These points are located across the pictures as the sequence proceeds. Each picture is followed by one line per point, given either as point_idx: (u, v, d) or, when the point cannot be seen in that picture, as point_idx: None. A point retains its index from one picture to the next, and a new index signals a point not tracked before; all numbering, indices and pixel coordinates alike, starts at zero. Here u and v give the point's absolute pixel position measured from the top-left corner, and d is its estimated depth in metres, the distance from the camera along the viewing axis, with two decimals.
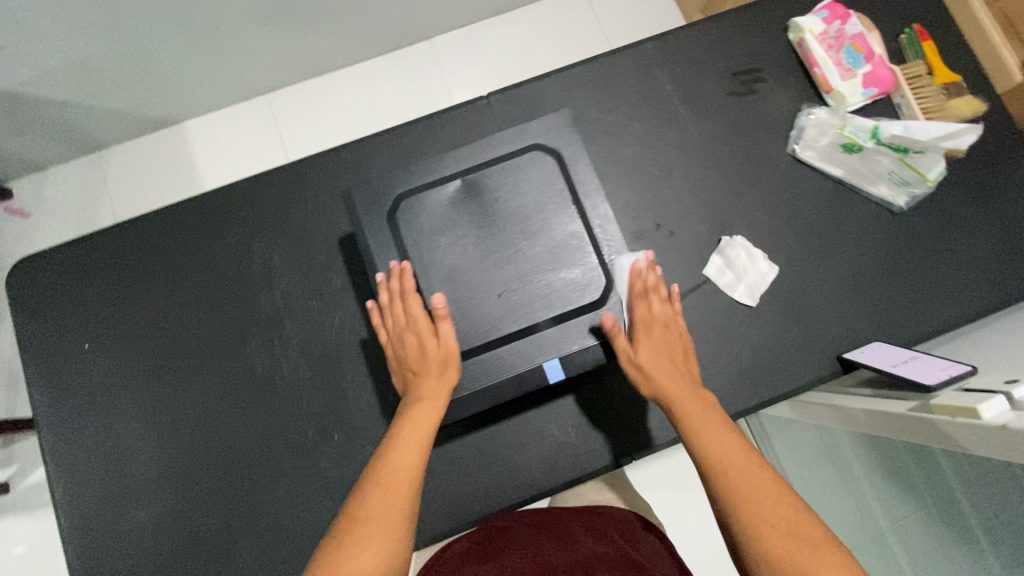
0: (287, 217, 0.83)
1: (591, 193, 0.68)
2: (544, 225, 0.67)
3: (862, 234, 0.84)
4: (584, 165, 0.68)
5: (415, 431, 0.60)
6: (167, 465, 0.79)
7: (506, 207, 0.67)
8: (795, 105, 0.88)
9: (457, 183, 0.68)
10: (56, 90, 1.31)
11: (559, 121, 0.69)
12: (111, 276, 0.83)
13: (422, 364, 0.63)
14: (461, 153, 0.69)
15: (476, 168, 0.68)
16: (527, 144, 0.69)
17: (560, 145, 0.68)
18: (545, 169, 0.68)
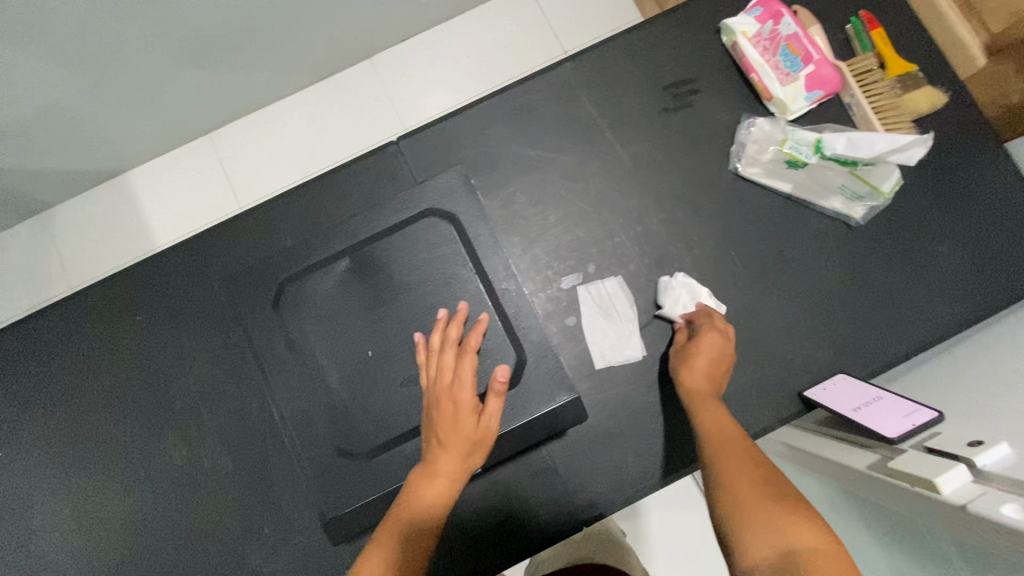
0: (195, 297, 0.78)
1: (487, 253, 0.73)
2: (434, 297, 0.72)
3: (819, 254, 0.77)
4: (479, 226, 0.74)
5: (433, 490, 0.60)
6: (91, 574, 0.74)
7: (394, 283, 0.72)
8: (734, 116, 0.80)
9: (343, 266, 0.73)
10: None
11: (437, 196, 0.74)
12: (18, 376, 0.79)
13: (461, 410, 0.64)
14: (343, 236, 0.74)
15: (359, 249, 0.73)
16: (415, 212, 0.74)
17: (453, 209, 0.74)
18: (427, 240, 0.73)
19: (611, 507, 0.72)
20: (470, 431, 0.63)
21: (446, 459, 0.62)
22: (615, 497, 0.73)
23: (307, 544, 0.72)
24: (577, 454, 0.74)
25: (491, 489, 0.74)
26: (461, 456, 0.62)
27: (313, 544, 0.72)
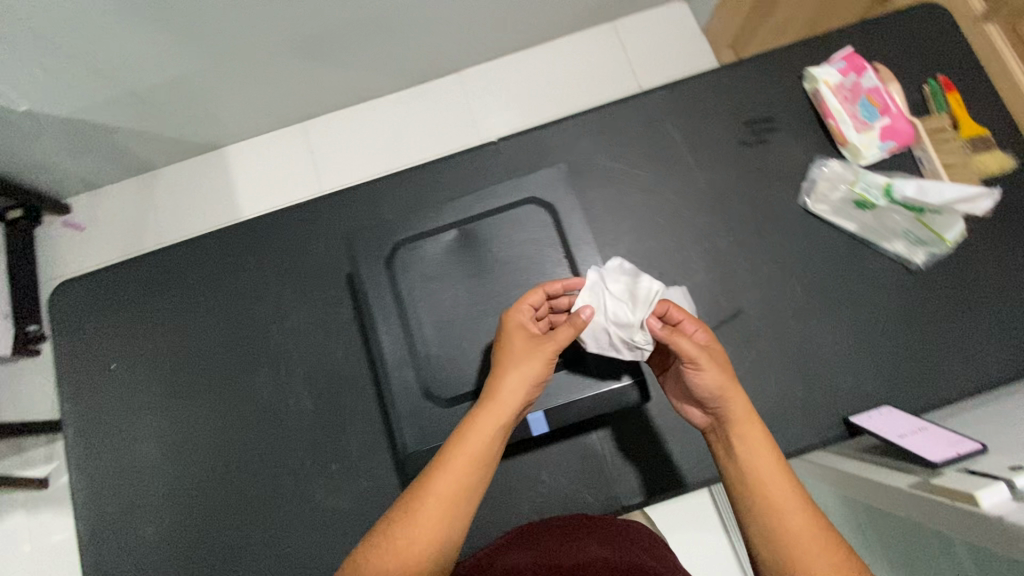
0: (301, 251, 0.87)
1: (583, 247, 0.68)
2: (537, 279, 0.69)
3: (875, 292, 0.82)
4: (576, 220, 0.69)
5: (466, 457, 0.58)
6: (175, 485, 0.83)
7: (500, 259, 0.70)
8: (808, 156, 0.86)
9: (453, 233, 0.71)
10: (112, 116, 1.42)
11: (556, 176, 0.71)
12: (138, 299, 0.89)
13: (513, 372, 0.60)
14: (458, 203, 0.71)
15: (472, 219, 0.71)
16: (520, 196, 0.71)
17: (555, 197, 0.70)
18: (539, 223, 0.70)
19: (649, 497, 0.78)
20: (523, 386, 0.60)
21: (441, 481, 0.57)
22: (654, 489, 0.78)
23: (370, 487, 0.79)
24: (625, 444, 0.79)
25: (541, 464, 0.80)
26: (459, 479, 0.57)
27: (375, 487, 0.79)
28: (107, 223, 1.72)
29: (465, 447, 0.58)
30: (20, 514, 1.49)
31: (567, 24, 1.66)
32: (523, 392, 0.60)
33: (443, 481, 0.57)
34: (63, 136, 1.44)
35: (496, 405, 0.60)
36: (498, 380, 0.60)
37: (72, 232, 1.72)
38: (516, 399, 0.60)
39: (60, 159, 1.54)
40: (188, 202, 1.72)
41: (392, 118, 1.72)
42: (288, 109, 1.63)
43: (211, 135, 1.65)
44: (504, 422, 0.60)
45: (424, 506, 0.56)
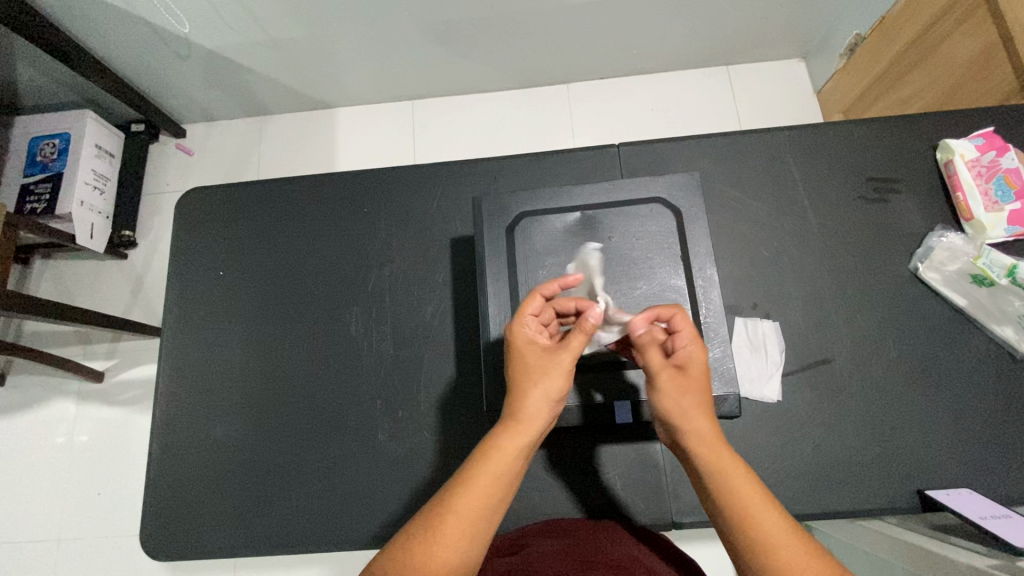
0: (415, 207, 0.92)
1: (702, 254, 0.71)
2: (648, 272, 0.71)
3: (973, 371, 0.79)
4: (700, 230, 0.72)
5: (494, 467, 0.55)
6: (251, 395, 0.87)
7: (616, 247, 0.72)
8: (927, 224, 0.86)
9: (576, 215, 0.74)
10: (249, 58, 1.54)
11: (685, 183, 0.74)
12: (256, 217, 0.95)
13: (535, 386, 0.58)
14: (587, 189, 0.75)
15: (597, 206, 0.74)
16: (650, 196, 0.74)
17: (682, 204, 0.73)
18: (662, 222, 0.73)
19: (702, 519, 0.76)
20: (546, 400, 0.58)
21: (463, 501, 0.54)
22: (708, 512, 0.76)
23: (431, 440, 0.82)
24: None
25: (600, 459, 0.80)
26: (483, 498, 0.54)
27: (436, 440, 0.82)
28: (214, 154, 1.84)
29: (485, 469, 0.55)
30: (72, 401, 1.57)
31: (684, 59, 1.70)
32: (548, 409, 0.58)
33: (464, 502, 0.54)
34: (202, 66, 1.56)
35: (517, 424, 0.57)
36: (518, 398, 0.58)
37: (180, 155, 1.84)
38: (542, 414, 0.58)
39: (192, 87, 1.66)
40: (290, 151, 1.82)
41: (495, 112, 1.79)
42: (404, 84, 1.72)
43: (327, 94, 1.75)
44: (529, 444, 0.57)
45: (445, 526, 0.52)
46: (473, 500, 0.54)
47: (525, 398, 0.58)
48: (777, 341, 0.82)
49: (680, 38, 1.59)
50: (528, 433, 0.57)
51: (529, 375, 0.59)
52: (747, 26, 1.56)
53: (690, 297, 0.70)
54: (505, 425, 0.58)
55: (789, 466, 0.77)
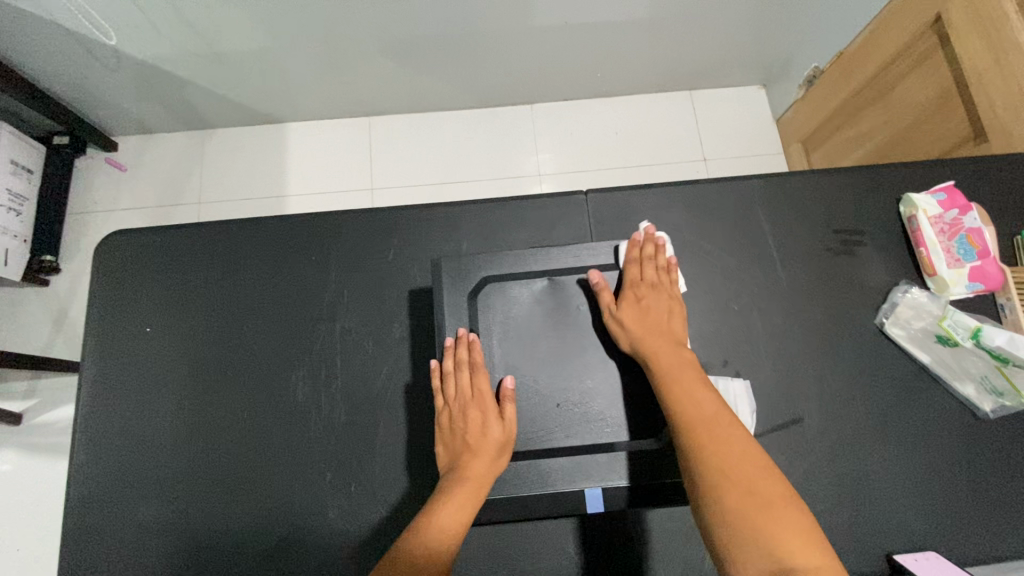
0: (369, 256, 0.85)
1: (673, 321, 0.72)
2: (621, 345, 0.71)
3: (937, 428, 0.80)
4: (669, 295, 0.73)
5: (454, 504, 0.62)
6: (182, 468, 0.78)
7: (585, 317, 0.72)
8: (891, 279, 0.85)
9: (543, 282, 0.73)
10: (187, 70, 1.42)
11: (655, 250, 0.74)
12: (189, 265, 0.86)
13: (479, 445, 0.65)
14: (552, 253, 0.73)
15: (564, 272, 0.73)
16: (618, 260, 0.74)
17: (653, 273, 0.73)
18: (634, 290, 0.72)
19: None
20: (491, 455, 0.64)
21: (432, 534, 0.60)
22: None
23: (387, 517, 0.75)
24: (660, 532, 0.74)
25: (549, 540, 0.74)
26: (447, 532, 0.60)
27: (392, 518, 0.75)
28: (149, 171, 1.69)
29: (445, 508, 0.62)
30: None
31: (647, 82, 1.68)
32: (493, 466, 0.64)
33: (428, 535, 0.60)
34: (136, 78, 1.43)
35: (469, 475, 0.63)
36: (468, 455, 0.65)
37: (111, 170, 1.68)
38: (489, 470, 0.64)
39: (124, 98, 1.52)
40: (234, 169, 1.69)
41: (456, 132, 1.73)
42: (359, 101, 1.64)
43: (276, 108, 1.64)
44: (479, 497, 0.63)
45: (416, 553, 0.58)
46: (439, 537, 0.60)
47: (473, 458, 0.64)
48: (752, 402, 0.79)
49: (644, 63, 1.58)
50: (477, 489, 0.63)
51: (469, 437, 0.65)
52: (711, 53, 1.55)
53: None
54: (456, 482, 0.63)
55: None
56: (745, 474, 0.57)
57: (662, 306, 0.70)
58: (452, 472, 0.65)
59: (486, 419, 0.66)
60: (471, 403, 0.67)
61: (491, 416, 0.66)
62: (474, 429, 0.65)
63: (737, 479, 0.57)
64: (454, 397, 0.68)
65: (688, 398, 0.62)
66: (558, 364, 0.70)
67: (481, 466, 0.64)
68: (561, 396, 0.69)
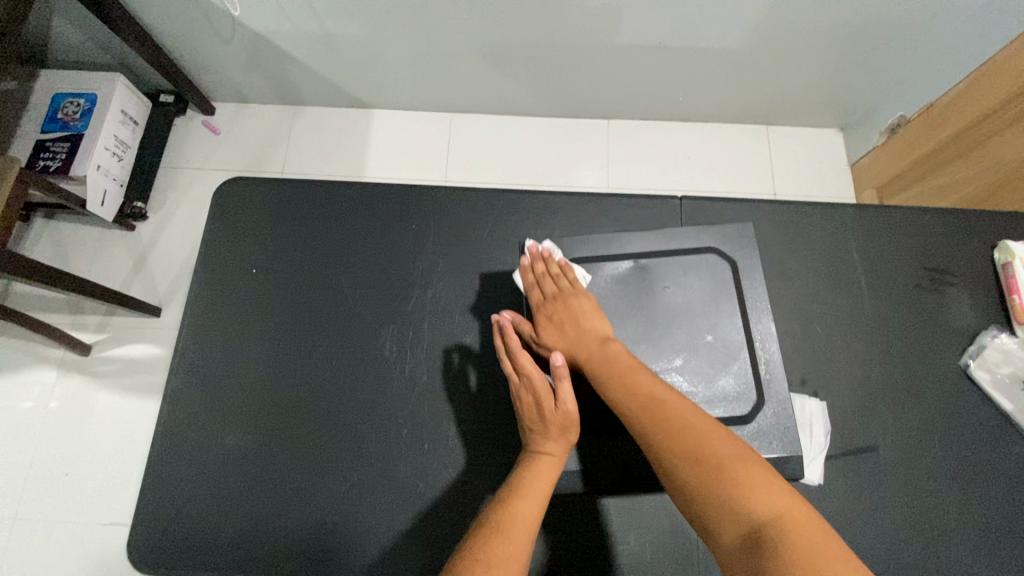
0: (466, 231, 0.90)
1: (759, 307, 0.76)
2: (710, 324, 0.75)
3: (1016, 477, 0.78)
4: (754, 284, 0.78)
5: (533, 477, 0.63)
6: (267, 406, 0.82)
7: (673, 297, 0.76)
8: (979, 322, 0.85)
9: (629, 264, 0.78)
10: (296, 48, 1.51)
11: (739, 238, 0.80)
12: (297, 218, 0.91)
13: (542, 426, 0.67)
14: (639, 240, 0.80)
15: (650, 257, 0.79)
16: (703, 248, 0.79)
17: (737, 258, 0.79)
18: (720, 274, 0.78)
19: None
20: (556, 436, 0.66)
21: (518, 504, 0.59)
22: None
23: (456, 479, 0.77)
24: None
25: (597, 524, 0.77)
26: (530, 502, 0.60)
27: (461, 482, 0.77)
28: (240, 138, 1.79)
29: (525, 481, 0.62)
30: (53, 370, 1.49)
31: (725, 112, 1.71)
32: (563, 445, 0.66)
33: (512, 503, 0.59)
34: (248, 49, 1.53)
35: (541, 452, 0.65)
36: (538, 436, 0.67)
37: (206, 132, 1.79)
38: (561, 448, 0.66)
39: (231, 67, 1.62)
40: (318, 145, 1.78)
41: (533, 137, 1.78)
42: (446, 96, 1.71)
43: (367, 94, 1.72)
44: (554, 473, 0.64)
45: (501, 523, 0.57)
46: (525, 509, 0.59)
47: (544, 437, 0.66)
48: (827, 425, 0.80)
49: (726, 92, 1.60)
50: (552, 464, 0.64)
51: (536, 419, 0.67)
52: (795, 91, 1.57)
53: (747, 350, 0.74)
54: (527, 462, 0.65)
55: None
56: (695, 440, 0.56)
57: (577, 306, 0.71)
58: (524, 454, 0.66)
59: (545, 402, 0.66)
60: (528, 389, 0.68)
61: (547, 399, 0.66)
62: (535, 412, 0.67)
63: (688, 452, 0.55)
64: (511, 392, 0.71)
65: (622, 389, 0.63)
66: (646, 339, 0.74)
67: (552, 443, 0.66)
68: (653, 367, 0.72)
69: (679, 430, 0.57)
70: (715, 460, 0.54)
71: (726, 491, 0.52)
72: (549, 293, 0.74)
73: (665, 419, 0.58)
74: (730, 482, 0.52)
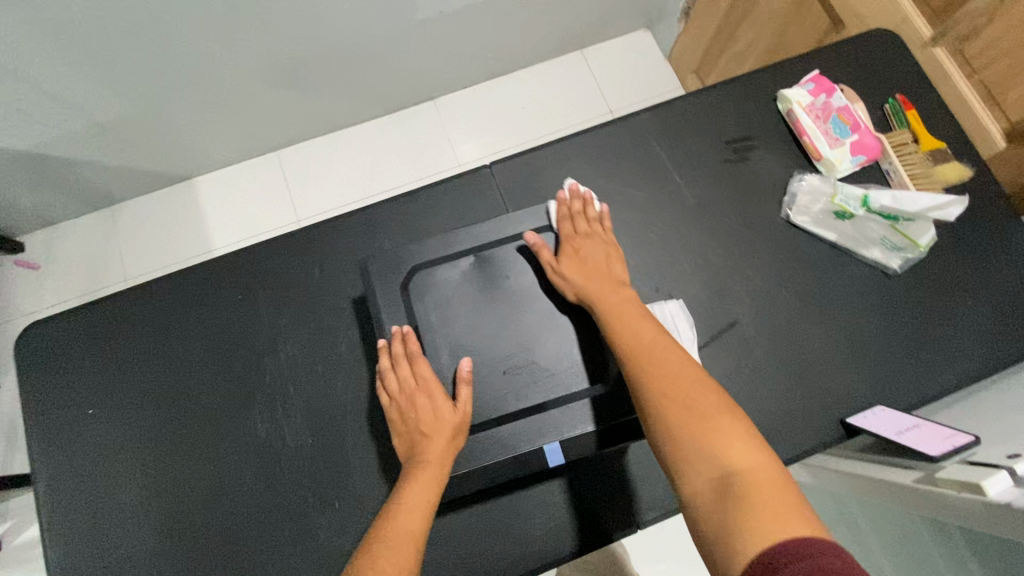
0: (294, 279, 0.85)
1: None
2: (558, 300, 0.72)
3: (859, 295, 0.85)
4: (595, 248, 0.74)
5: (421, 489, 0.63)
6: (164, 537, 0.77)
7: (517, 284, 0.73)
8: (786, 172, 0.91)
9: (470, 258, 0.74)
10: (73, 148, 1.36)
11: (574, 206, 0.76)
12: (118, 338, 0.84)
13: (433, 428, 0.66)
14: (476, 230, 0.75)
15: (491, 245, 0.75)
16: (541, 224, 0.75)
17: (575, 227, 0.75)
18: (558, 248, 0.74)
19: (662, 512, 0.74)
20: (447, 437, 0.65)
21: (404, 520, 0.61)
22: (667, 503, 0.74)
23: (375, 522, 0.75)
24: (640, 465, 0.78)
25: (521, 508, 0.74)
26: (417, 517, 0.61)
27: None
28: (66, 262, 1.63)
29: (411, 492, 0.63)
30: None
31: (537, 51, 1.71)
32: (452, 447, 0.66)
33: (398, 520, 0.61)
34: (21, 170, 1.37)
35: (430, 460, 0.65)
36: (426, 440, 0.66)
37: (25, 271, 1.62)
38: (449, 451, 0.66)
39: (15, 194, 1.45)
40: (153, 237, 1.65)
41: (368, 144, 1.72)
42: (261, 137, 1.61)
43: (179, 165, 1.60)
44: (444, 477, 0.65)
45: (387, 543, 0.59)
46: (410, 525, 0.61)
47: (431, 442, 0.65)
48: (692, 323, 0.83)
49: (527, 32, 1.59)
50: (441, 470, 0.65)
51: (423, 425, 0.66)
52: (589, 8, 1.59)
53: None
54: (418, 469, 0.65)
55: None
56: (683, 387, 0.61)
57: (600, 253, 0.74)
58: (412, 460, 0.66)
59: (439, 407, 0.66)
60: (426, 393, 0.67)
61: (444, 405, 0.66)
62: (423, 420, 0.66)
63: (673, 397, 0.60)
64: (399, 389, 0.69)
65: (632, 337, 0.66)
66: (497, 336, 0.71)
67: (439, 449, 0.65)
68: (507, 361, 0.70)
69: (674, 376, 0.62)
70: (698, 407, 0.59)
71: (702, 436, 0.57)
72: (578, 228, 0.75)
73: (653, 361, 0.63)
74: (711, 434, 0.57)
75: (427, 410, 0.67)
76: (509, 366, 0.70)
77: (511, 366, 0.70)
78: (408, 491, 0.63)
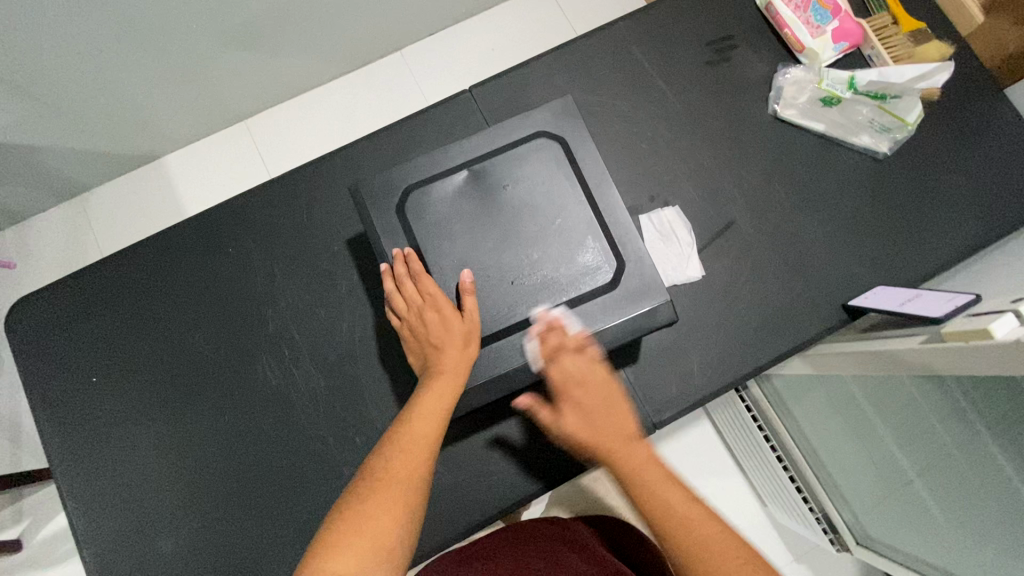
0: (285, 226, 0.83)
1: (598, 175, 0.72)
2: (558, 206, 0.72)
3: (852, 182, 0.86)
4: (589, 151, 0.73)
5: (434, 396, 0.64)
6: (188, 491, 0.77)
7: (515, 195, 0.72)
8: (770, 68, 0.89)
9: (464, 173, 0.73)
10: (29, 134, 1.30)
11: (563, 111, 0.74)
12: (111, 305, 0.82)
13: (444, 338, 0.66)
14: (466, 145, 0.73)
15: (483, 159, 0.73)
16: (533, 132, 0.73)
17: (567, 133, 0.73)
18: (551, 154, 0.73)
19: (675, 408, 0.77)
20: (458, 347, 0.66)
21: (417, 426, 0.62)
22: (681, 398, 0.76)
23: None
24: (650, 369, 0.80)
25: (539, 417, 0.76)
26: (429, 422, 0.62)
27: None
28: (42, 257, 1.57)
29: (424, 400, 0.64)
30: None
31: None
32: (463, 356, 0.66)
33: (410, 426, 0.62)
34: None
35: (443, 370, 0.65)
36: (436, 351, 0.66)
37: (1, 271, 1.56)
38: (462, 360, 0.66)
39: None
40: (129, 223, 1.60)
41: (338, 104, 1.66)
42: (227, 106, 1.54)
43: (144, 145, 1.53)
44: (458, 384, 0.65)
45: (399, 447, 0.60)
46: (424, 430, 0.62)
47: (441, 353, 0.66)
48: (688, 226, 0.84)
49: None
50: (455, 377, 0.65)
51: (433, 338, 0.66)
52: None
53: (597, 220, 0.72)
54: (432, 379, 0.65)
55: (730, 330, 0.81)
56: (700, 530, 0.55)
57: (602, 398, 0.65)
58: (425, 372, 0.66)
59: (446, 318, 0.66)
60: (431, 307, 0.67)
61: (451, 315, 0.66)
62: (432, 332, 0.66)
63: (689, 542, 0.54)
64: (406, 306, 0.69)
65: (662, 508, 0.57)
66: (500, 248, 0.71)
67: (450, 357, 0.65)
68: (512, 272, 0.70)
69: (697, 525, 0.55)
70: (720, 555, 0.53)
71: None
72: (571, 367, 0.67)
73: (666, 500, 0.58)
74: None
75: (434, 323, 0.67)
76: (515, 276, 0.70)
77: (517, 275, 0.70)
78: (422, 399, 0.64)
